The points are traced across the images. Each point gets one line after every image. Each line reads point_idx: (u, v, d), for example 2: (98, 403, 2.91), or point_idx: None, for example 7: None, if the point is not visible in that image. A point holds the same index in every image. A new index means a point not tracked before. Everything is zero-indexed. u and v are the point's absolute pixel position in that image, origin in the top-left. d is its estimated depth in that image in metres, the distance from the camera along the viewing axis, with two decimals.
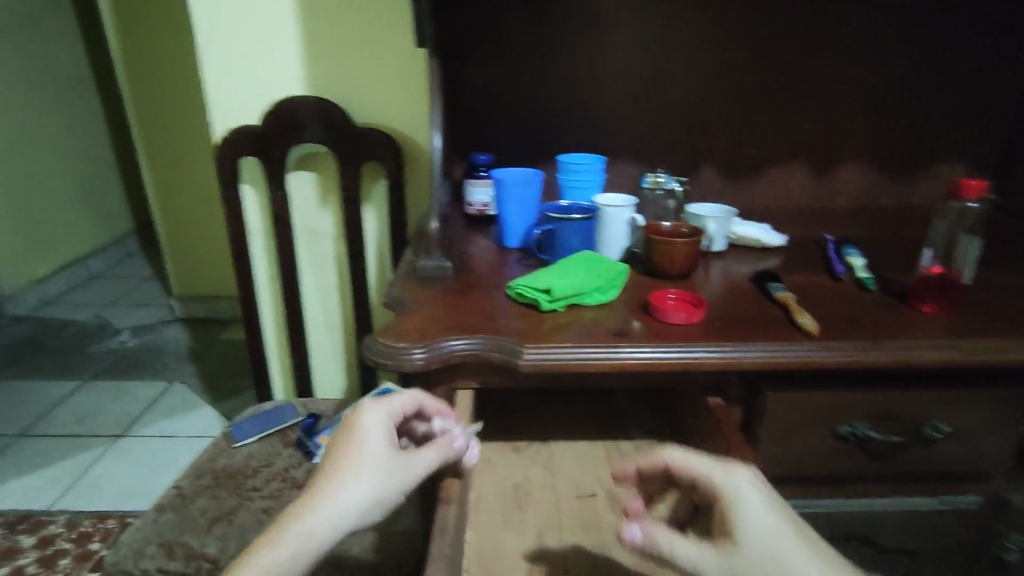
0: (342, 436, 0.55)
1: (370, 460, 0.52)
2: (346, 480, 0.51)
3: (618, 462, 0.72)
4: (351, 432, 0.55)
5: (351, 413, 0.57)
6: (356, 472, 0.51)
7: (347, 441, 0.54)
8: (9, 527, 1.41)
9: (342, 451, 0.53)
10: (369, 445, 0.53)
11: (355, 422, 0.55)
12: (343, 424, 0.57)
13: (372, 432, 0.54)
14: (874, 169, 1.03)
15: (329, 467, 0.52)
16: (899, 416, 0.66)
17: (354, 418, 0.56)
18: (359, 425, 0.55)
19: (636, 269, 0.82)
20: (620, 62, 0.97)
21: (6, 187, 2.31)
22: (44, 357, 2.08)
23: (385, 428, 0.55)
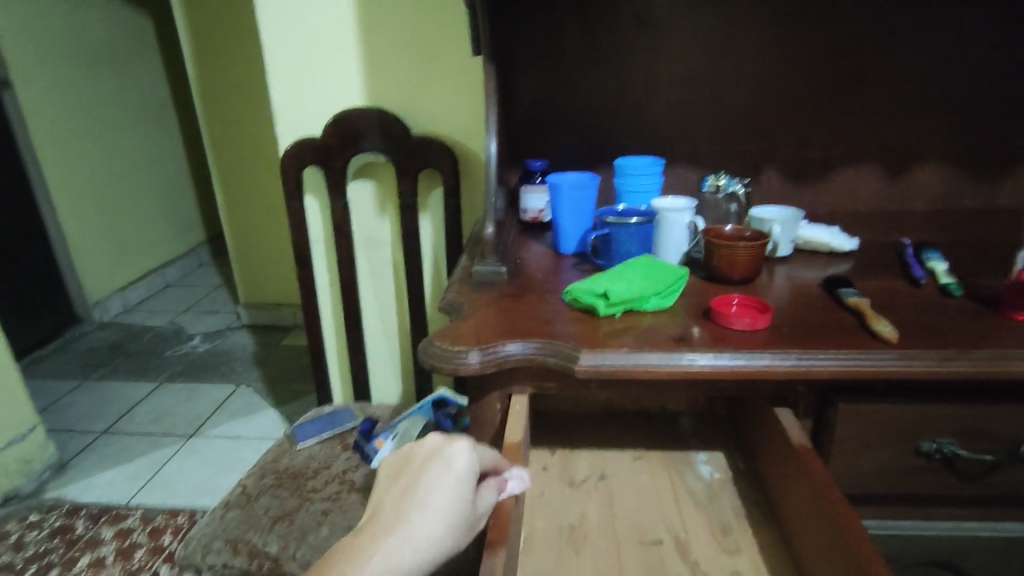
0: (428, 466, 0.52)
1: (457, 506, 0.50)
2: (432, 524, 0.48)
3: (686, 501, 0.66)
4: (440, 466, 0.52)
5: (437, 451, 0.53)
6: (440, 517, 0.49)
7: (435, 476, 0.51)
8: (91, 518, 1.50)
9: (429, 488, 0.50)
10: (460, 489, 0.51)
11: (446, 456, 0.53)
12: (429, 455, 0.54)
13: (465, 474, 0.52)
14: (957, 170, 0.97)
15: (411, 505, 0.49)
16: (990, 433, 0.61)
17: (446, 450, 0.53)
18: (452, 461, 0.52)
19: (696, 274, 0.79)
20: (678, 64, 0.95)
21: (94, 201, 2.49)
22: (125, 360, 2.22)
23: (470, 472, 0.52)
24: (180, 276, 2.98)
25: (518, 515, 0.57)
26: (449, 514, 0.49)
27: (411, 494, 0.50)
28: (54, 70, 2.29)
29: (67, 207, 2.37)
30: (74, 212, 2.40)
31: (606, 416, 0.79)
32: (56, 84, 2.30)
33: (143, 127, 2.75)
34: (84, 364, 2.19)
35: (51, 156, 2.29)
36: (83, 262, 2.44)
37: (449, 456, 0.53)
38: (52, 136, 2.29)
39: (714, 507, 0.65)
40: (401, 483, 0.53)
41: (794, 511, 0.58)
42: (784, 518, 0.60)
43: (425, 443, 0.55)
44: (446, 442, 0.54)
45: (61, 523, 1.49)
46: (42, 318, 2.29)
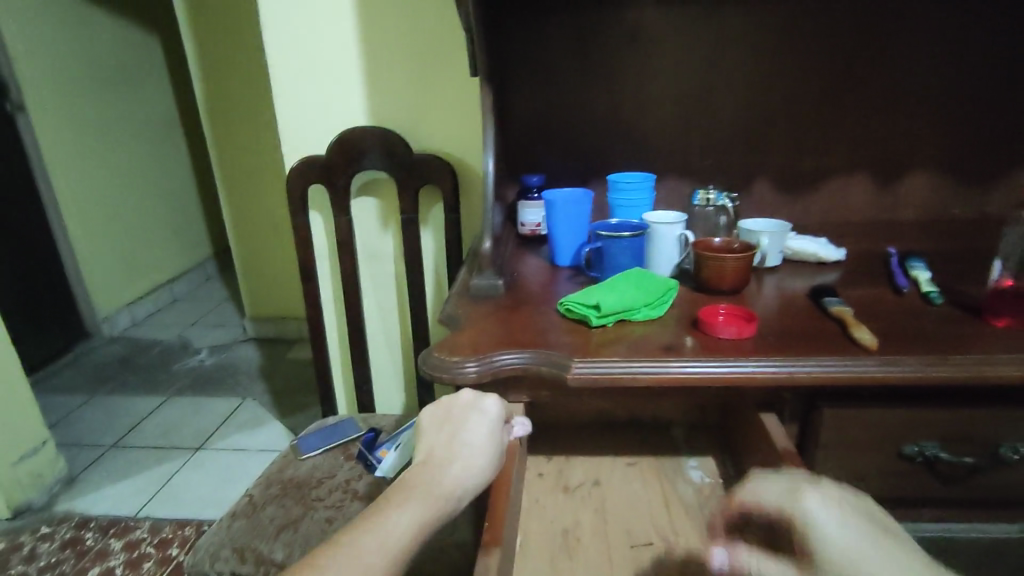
0: (466, 416, 0.60)
1: (494, 446, 0.59)
2: (477, 459, 0.57)
3: (677, 508, 0.67)
4: (477, 415, 0.60)
5: (471, 402, 0.61)
6: (484, 455, 0.58)
7: (474, 424, 0.60)
8: (101, 530, 1.53)
9: (469, 432, 0.59)
10: (494, 431, 0.59)
11: (481, 407, 0.61)
12: (464, 406, 0.61)
13: (499, 420, 0.61)
14: (943, 181, 0.99)
15: (457, 447, 0.58)
16: (970, 436, 0.63)
17: (480, 402, 0.61)
18: (487, 410, 0.61)
19: (686, 285, 0.82)
20: (669, 82, 0.99)
21: (104, 218, 2.54)
22: (134, 374, 2.25)
23: (500, 417, 0.61)
24: (187, 291, 3.02)
25: (514, 516, 0.59)
26: (489, 452, 0.58)
27: (456, 438, 0.58)
28: (65, 91, 2.34)
29: (77, 225, 2.41)
30: (84, 229, 2.44)
31: (603, 427, 0.81)
32: (67, 105, 2.35)
33: (151, 144, 2.80)
34: (93, 378, 2.22)
35: (62, 175, 2.34)
36: (93, 278, 2.48)
37: (484, 406, 0.61)
38: (63, 155, 2.34)
39: (704, 514, 0.66)
40: (442, 430, 0.60)
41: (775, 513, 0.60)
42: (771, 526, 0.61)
43: (459, 396, 0.62)
44: (477, 394, 0.62)
45: (71, 535, 1.51)
46: (53, 334, 2.33)
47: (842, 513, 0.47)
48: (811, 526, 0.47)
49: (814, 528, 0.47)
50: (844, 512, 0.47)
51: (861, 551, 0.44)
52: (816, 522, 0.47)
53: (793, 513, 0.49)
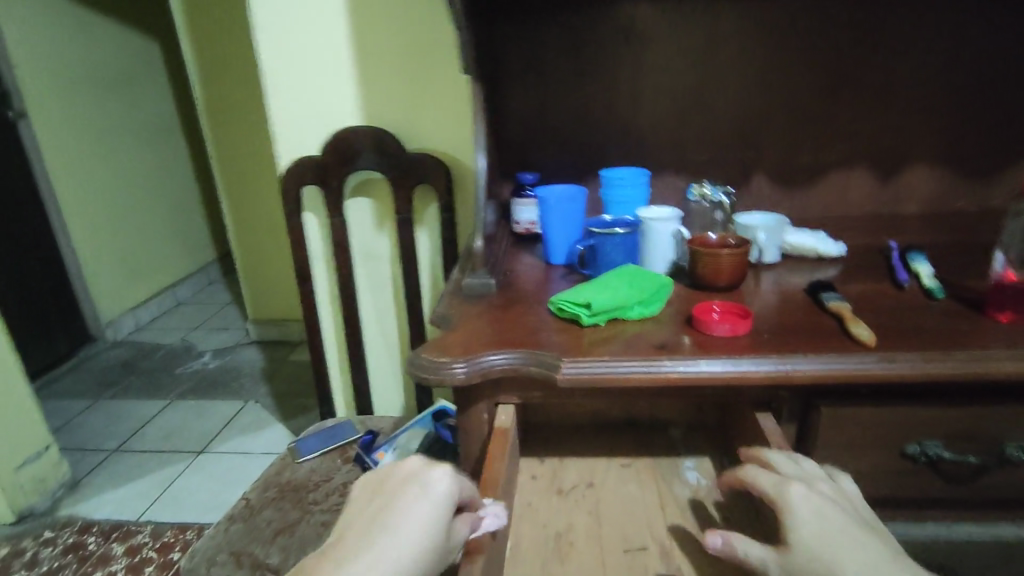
0: (406, 491, 0.53)
1: (429, 534, 0.50)
2: (398, 548, 0.49)
3: (674, 510, 0.65)
4: (417, 491, 0.53)
5: (417, 478, 0.54)
6: (409, 542, 0.49)
7: (410, 500, 0.52)
8: (103, 534, 1.53)
9: (402, 512, 0.51)
10: (431, 515, 0.51)
11: (425, 481, 0.53)
12: (409, 479, 0.55)
13: (442, 500, 0.52)
14: (945, 173, 0.97)
15: (382, 528, 0.50)
16: (975, 434, 0.61)
17: (425, 475, 0.54)
18: (430, 487, 0.53)
19: (682, 282, 0.80)
20: (664, 76, 0.97)
21: (107, 223, 2.55)
22: (137, 378, 2.25)
23: (443, 500, 0.52)
24: (191, 294, 3.03)
25: (503, 521, 0.58)
26: (416, 542, 0.49)
27: (386, 516, 0.51)
28: (66, 97, 2.35)
29: (80, 230, 2.42)
30: (87, 234, 2.45)
31: (598, 428, 0.80)
32: (68, 111, 2.36)
33: (153, 149, 2.81)
34: (97, 383, 2.23)
35: (64, 181, 2.35)
36: (96, 282, 2.49)
37: (428, 481, 0.53)
38: (65, 161, 2.35)
39: (699, 513, 0.64)
40: (379, 503, 0.54)
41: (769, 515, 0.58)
42: (766, 530, 0.59)
43: (406, 465, 0.56)
44: (426, 469, 0.55)
45: (74, 540, 1.51)
46: (57, 338, 2.33)
47: (823, 503, 0.47)
48: (789, 510, 0.47)
49: (792, 513, 0.47)
50: (824, 504, 0.47)
51: (836, 544, 0.44)
52: (796, 505, 0.47)
53: (774, 497, 0.49)
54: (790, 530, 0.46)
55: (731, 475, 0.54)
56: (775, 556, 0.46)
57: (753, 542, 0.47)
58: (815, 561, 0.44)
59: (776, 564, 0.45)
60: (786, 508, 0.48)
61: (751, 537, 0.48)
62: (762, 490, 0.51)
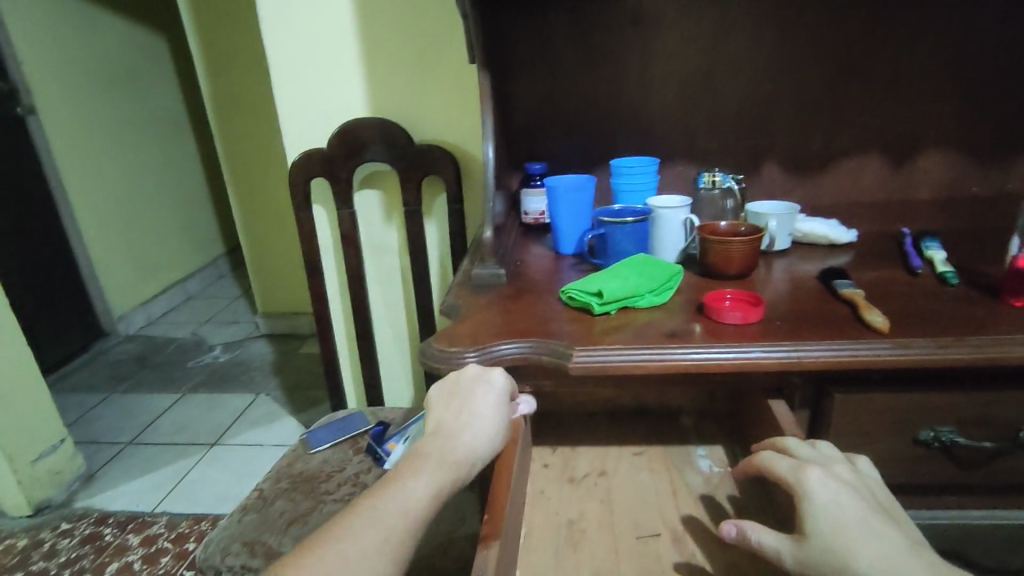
0: (472, 390, 0.59)
1: (502, 417, 0.59)
2: (486, 431, 0.57)
3: (686, 497, 0.65)
4: (483, 387, 0.59)
5: (476, 378, 0.60)
6: (494, 426, 0.58)
7: (480, 398, 0.59)
8: (119, 526, 1.55)
9: (478, 405, 0.58)
10: (502, 404, 0.59)
11: (486, 381, 0.60)
12: (469, 379, 0.60)
13: (504, 394, 0.60)
14: (958, 158, 0.96)
15: (467, 421, 0.57)
16: (990, 420, 0.60)
17: (484, 377, 0.60)
18: (493, 384, 0.59)
19: (692, 270, 0.80)
20: (673, 64, 0.96)
21: (116, 219, 2.57)
22: (150, 372, 2.28)
23: (506, 391, 0.60)
24: (201, 289, 3.05)
25: (515, 508, 0.58)
26: (498, 424, 0.58)
27: (462, 413, 0.58)
28: (75, 94, 2.36)
29: (91, 226, 2.44)
30: (97, 230, 2.47)
31: (609, 417, 0.80)
32: (77, 107, 2.38)
33: (161, 145, 2.82)
34: (110, 377, 2.25)
35: (74, 177, 2.36)
36: (108, 277, 2.51)
37: (489, 380, 0.60)
38: (75, 157, 2.37)
39: (710, 501, 0.64)
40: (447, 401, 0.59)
41: (782, 501, 0.57)
42: (779, 516, 0.59)
43: (463, 372, 0.60)
44: (482, 370, 0.60)
45: (91, 531, 1.53)
46: (70, 333, 2.36)
47: (840, 491, 0.47)
48: (805, 499, 0.47)
49: (809, 501, 0.47)
50: (841, 491, 0.47)
51: (853, 533, 0.44)
52: (813, 495, 0.47)
53: (791, 484, 0.49)
54: (806, 521, 0.46)
55: (748, 462, 0.54)
56: (791, 547, 0.46)
57: (767, 531, 0.47)
58: (830, 552, 0.44)
59: (792, 557, 0.45)
60: (803, 495, 0.47)
61: (767, 527, 0.48)
62: (779, 476, 0.50)
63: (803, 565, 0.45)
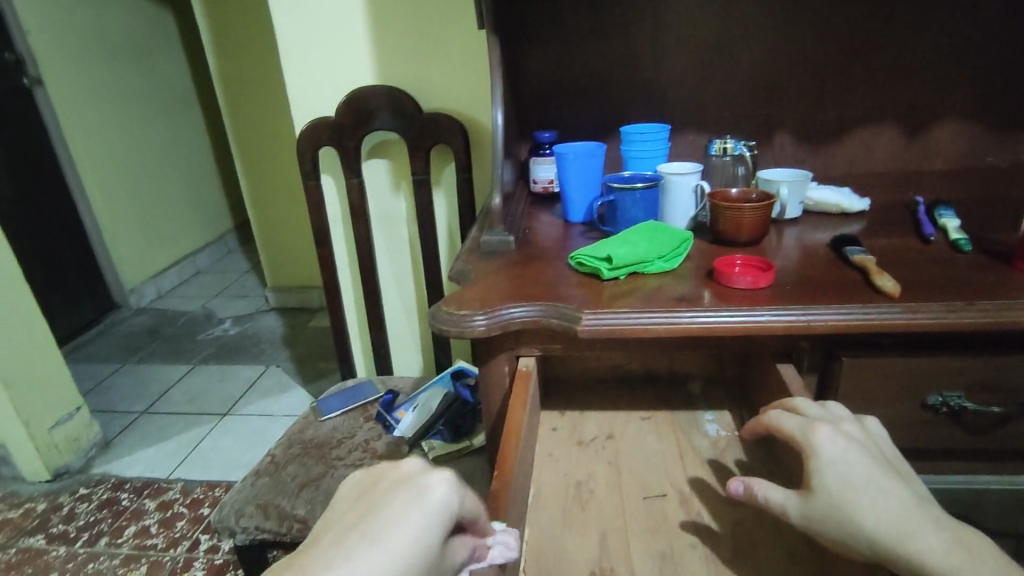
0: (392, 499, 0.40)
1: (420, 556, 0.38)
2: (382, 567, 0.36)
3: (693, 459, 0.66)
4: (409, 496, 0.40)
5: (406, 485, 0.42)
6: (397, 565, 0.37)
7: (399, 511, 0.39)
8: (135, 491, 1.58)
9: (390, 520, 0.39)
10: (426, 529, 0.39)
11: (419, 486, 0.41)
12: (399, 482, 0.42)
13: (439, 513, 0.40)
14: (976, 127, 0.94)
15: (360, 543, 0.37)
16: (999, 385, 0.60)
17: (419, 481, 0.42)
18: (426, 494, 0.41)
19: (702, 238, 0.80)
20: (686, 29, 0.94)
21: (126, 192, 2.58)
22: (162, 344, 2.31)
23: (439, 514, 0.40)
24: (210, 263, 3.07)
25: (524, 466, 0.59)
26: (406, 564, 0.37)
27: (364, 526, 0.39)
28: (81, 65, 2.35)
29: (100, 200, 2.45)
30: (107, 203, 2.48)
31: (618, 382, 0.80)
32: (84, 79, 2.37)
33: (168, 118, 2.81)
34: (123, 348, 2.28)
35: (82, 151, 2.37)
36: (118, 250, 2.53)
37: (423, 487, 0.41)
38: (82, 131, 2.37)
39: (717, 463, 0.65)
40: (355, 509, 0.41)
41: (788, 461, 0.58)
42: (784, 476, 0.60)
43: (399, 466, 0.44)
44: (419, 476, 0.42)
45: (108, 496, 1.57)
46: (83, 305, 2.39)
47: (848, 449, 0.47)
48: (813, 455, 0.47)
49: (816, 456, 0.47)
50: (850, 448, 0.47)
51: (858, 491, 0.44)
52: (821, 452, 0.47)
53: (799, 440, 0.49)
54: (812, 476, 0.47)
55: (758, 421, 0.55)
56: (797, 503, 0.46)
57: (774, 488, 0.48)
58: (833, 509, 0.44)
59: (797, 512, 0.46)
60: (811, 451, 0.48)
61: (776, 483, 0.49)
62: (787, 433, 0.51)
63: (808, 520, 0.45)
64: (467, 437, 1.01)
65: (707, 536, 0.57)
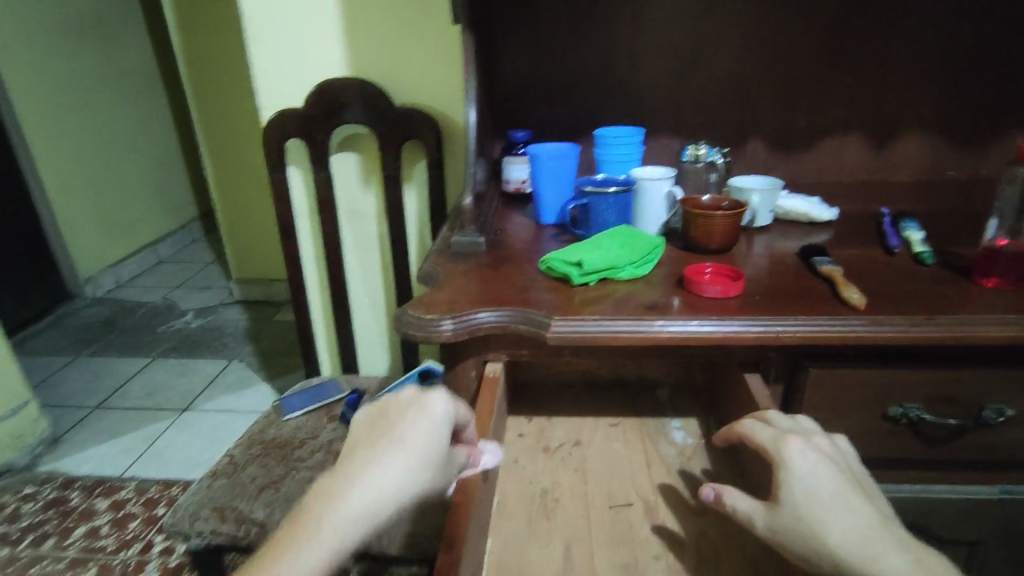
0: (403, 418, 0.50)
1: (433, 456, 0.48)
2: (405, 466, 0.47)
3: (659, 468, 0.66)
4: (417, 413, 0.50)
5: (410, 404, 0.51)
6: (418, 461, 0.47)
7: (411, 422, 0.49)
8: (86, 490, 1.52)
9: (406, 432, 0.49)
10: (437, 434, 0.49)
11: (423, 405, 0.51)
12: (404, 402, 0.51)
13: (442, 421, 0.50)
14: (937, 142, 0.97)
15: (388, 449, 0.47)
16: (956, 398, 0.62)
17: (421, 401, 0.51)
18: (428, 408, 0.50)
19: (673, 244, 0.79)
20: (663, 33, 0.94)
21: (83, 178, 2.47)
22: (119, 336, 2.22)
23: (444, 420, 0.50)
24: (172, 253, 2.97)
25: (488, 477, 0.58)
26: (424, 458, 0.48)
27: (385, 439, 0.48)
28: (36, 44, 2.24)
29: (56, 183, 2.36)
30: (63, 188, 2.38)
31: (586, 388, 0.80)
32: (40, 55, 2.26)
33: (131, 100, 2.71)
34: (76, 340, 2.19)
35: (36, 131, 2.27)
36: (74, 238, 2.43)
37: (425, 405, 0.51)
38: (38, 111, 2.27)
39: (683, 473, 0.65)
40: (372, 427, 0.50)
41: (753, 470, 0.58)
42: (749, 486, 0.60)
43: (396, 396, 0.52)
44: (418, 394, 0.51)
45: (57, 494, 1.51)
46: (33, 293, 2.29)
47: (818, 462, 0.47)
48: (784, 467, 0.47)
49: (787, 469, 0.47)
50: (819, 461, 0.47)
51: (826, 504, 0.44)
52: (791, 465, 0.47)
53: (771, 452, 0.49)
54: (782, 489, 0.46)
55: (729, 429, 0.54)
56: (765, 515, 0.46)
57: (743, 497, 0.48)
58: (800, 522, 0.44)
59: (764, 523, 0.46)
60: (782, 464, 0.47)
61: (745, 493, 0.48)
62: (758, 444, 0.50)
63: (775, 531, 0.45)
64: None
65: (671, 547, 0.56)
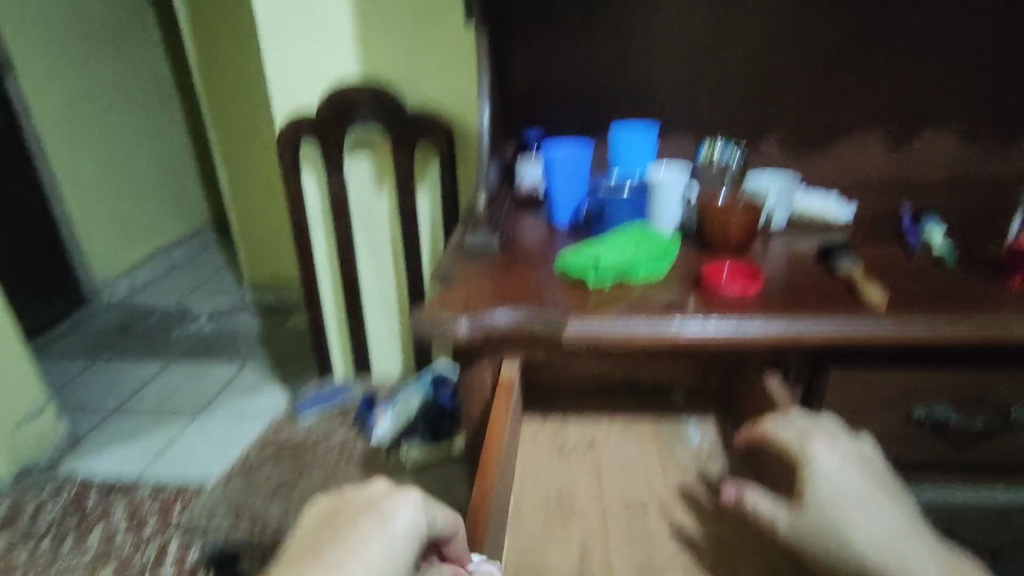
0: (358, 525, 0.42)
1: None
2: None
3: (675, 470, 0.65)
4: (376, 520, 0.42)
5: (371, 508, 0.43)
6: None
7: (366, 530, 0.41)
8: (102, 491, 1.53)
9: (358, 544, 0.40)
10: (396, 549, 0.41)
11: (387, 510, 0.43)
12: (367, 504, 0.44)
13: (406, 534, 0.42)
14: (958, 139, 0.95)
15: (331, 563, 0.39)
16: (983, 399, 0.61)
17: (385, 504, 0.43)
18: (390, 517, 0.42)
19: (690, 244, 0.78)
20: (677, 32, 0.93)
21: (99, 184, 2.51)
22: (135, 340, 2.25)
23: (408, 536, 0.42)
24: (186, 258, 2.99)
25: (504, 476, 0.57)
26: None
27: (332, 549, 0.40)
28: (55, 52, 2.28)
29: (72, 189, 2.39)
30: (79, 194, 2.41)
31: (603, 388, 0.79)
32: (59, 64, 2.30)
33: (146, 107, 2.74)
34: (93, 344, 2.22)
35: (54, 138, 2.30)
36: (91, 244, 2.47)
37: (389, 511, 0.43)
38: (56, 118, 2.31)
39: (701, 474, 0.64)
40: (327, 527, 0.43)
41: (770, 467, 0.57)
42: (766, 483, 0.59)
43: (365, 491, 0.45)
44: (385, 496, 0.44)
45: (74, 495, 1.52)
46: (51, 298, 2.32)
47: (843, 463, 0.46)
48: (808, 467, 0.46)
49: (812, 469, 0.46)
50: (844, 462, 0.46)
51: (850, 504, 0.44)
52: (816, 465, 0.46)
53: (794, 451, 0.48)
54: (806, 490, 0.45)
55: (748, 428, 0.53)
56: (788, 515, 0.45)
57: (765, 497, 0.47)
58: (823, 524, 0.44)
59: (786, 524, 0.45)
60: (807, 463, 0.46)
61: (767, 493, 0.47)
62: (781, 443, 0.49)
63: (797, 532, 0.44)
64: (446, 441, 1.00)
65: (688, 548, 0.56)
